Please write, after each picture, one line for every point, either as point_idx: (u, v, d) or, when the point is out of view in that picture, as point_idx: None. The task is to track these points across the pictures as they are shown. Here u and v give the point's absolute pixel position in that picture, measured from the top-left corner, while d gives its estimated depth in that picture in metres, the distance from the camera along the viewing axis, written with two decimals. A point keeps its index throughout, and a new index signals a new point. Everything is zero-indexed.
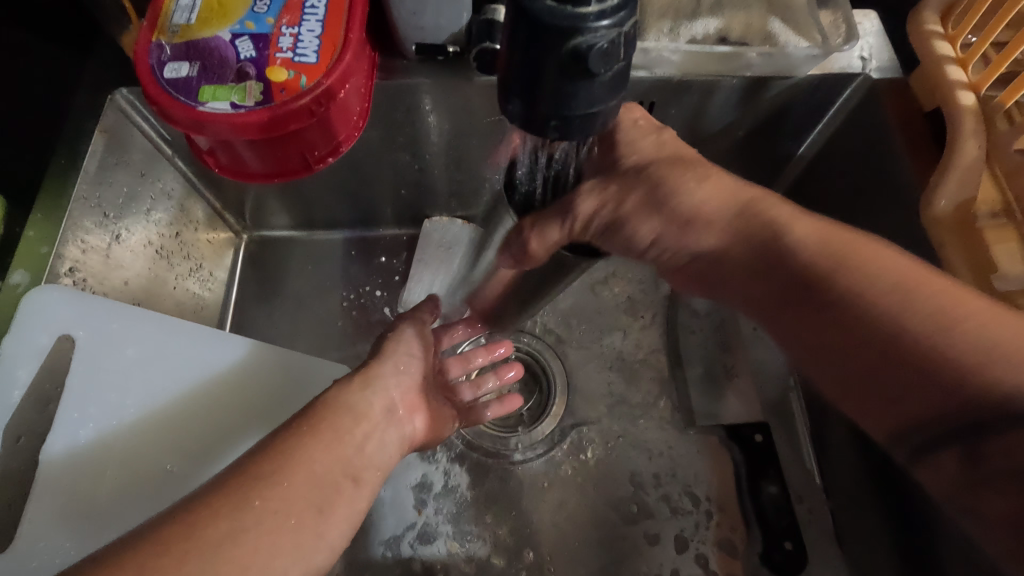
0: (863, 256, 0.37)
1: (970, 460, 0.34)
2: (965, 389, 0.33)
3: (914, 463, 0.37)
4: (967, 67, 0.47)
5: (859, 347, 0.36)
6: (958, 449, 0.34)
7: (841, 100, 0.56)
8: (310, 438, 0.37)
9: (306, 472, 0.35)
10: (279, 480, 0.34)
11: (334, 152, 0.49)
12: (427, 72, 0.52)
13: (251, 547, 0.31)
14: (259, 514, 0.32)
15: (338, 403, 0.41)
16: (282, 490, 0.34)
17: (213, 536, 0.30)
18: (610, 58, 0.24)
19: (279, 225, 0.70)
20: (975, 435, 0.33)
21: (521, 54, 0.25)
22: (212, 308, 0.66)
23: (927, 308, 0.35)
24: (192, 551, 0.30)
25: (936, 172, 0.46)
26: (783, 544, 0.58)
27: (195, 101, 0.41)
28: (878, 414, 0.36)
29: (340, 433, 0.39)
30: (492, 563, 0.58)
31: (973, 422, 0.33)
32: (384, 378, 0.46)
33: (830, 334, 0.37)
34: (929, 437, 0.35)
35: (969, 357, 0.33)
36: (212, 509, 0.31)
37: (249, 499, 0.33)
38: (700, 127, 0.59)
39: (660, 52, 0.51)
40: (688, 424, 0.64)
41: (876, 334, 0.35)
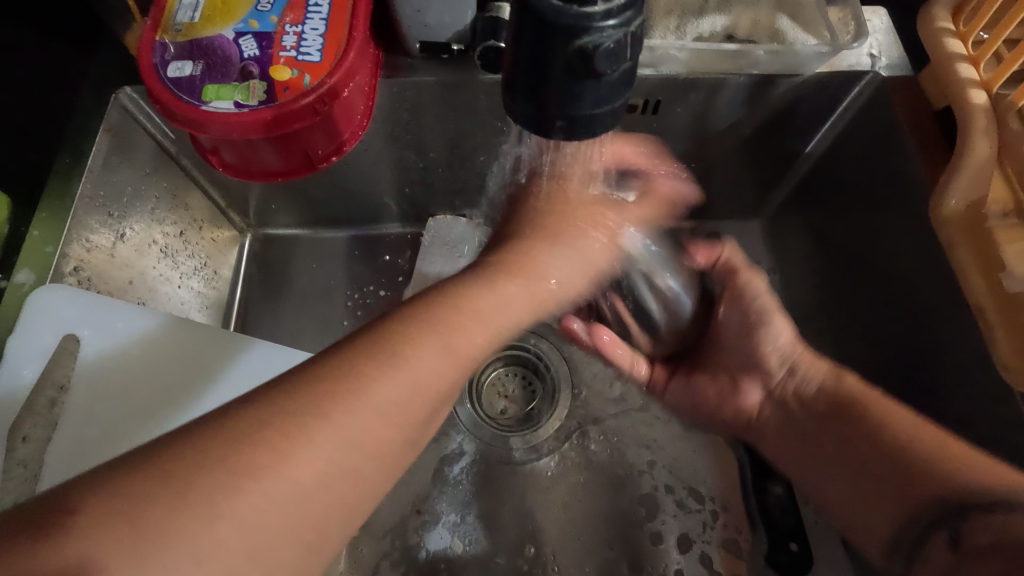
0: (876, 402, 0.49)
1: (955, 543, 0.39)
2: (928, 486, 0.41)
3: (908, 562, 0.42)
4: (979, 65, 0.46)
5: (877, 460, 0.45)
6: (946, 535, 0.39)
7: (849, 98, 0.55)
8: (410, 342, 0.32)
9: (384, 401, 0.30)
10: (372, 390, 0.30)
11: (338, 151, 0.49)
12: (432, 71, 0.52)
13: (307, 478, 0.27)
14: (337, 441, 0.28)
15: (465, 296, 0.36)
16: (374, 404, 0.29)
17: (293, 465, 0.26)
18: (617, 59, 0.24)
19: (284, 223, 0.70)
20: (961, 517, 0.39)
21: (528, 53, 0.24)
22: (216, 306, 0.66)
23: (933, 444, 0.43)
24: (252, 484, 0.25)
25: (949, 172, 0.45)
26: (788, 546, 0.57)
27: (198, 100, 0.41)
28: (876, 516, 0.45)
29: (448, 330, 0.34)
30: (497, 562, 0.58)
31: (951, 510, 0.40)
32: (498, 284, 0.38)
33: (864, 453, 0.47)
34: (912, 533, 0.42)
35: (952, 461, 0.41)
36: (294, 422, 0.27)
37: (325, 416, 0.28)
38: (707, 125, 0.59)
39: (667, 49, 0.51)
40: (692, 424, 0.64)
41: (885, 450, 0.45)
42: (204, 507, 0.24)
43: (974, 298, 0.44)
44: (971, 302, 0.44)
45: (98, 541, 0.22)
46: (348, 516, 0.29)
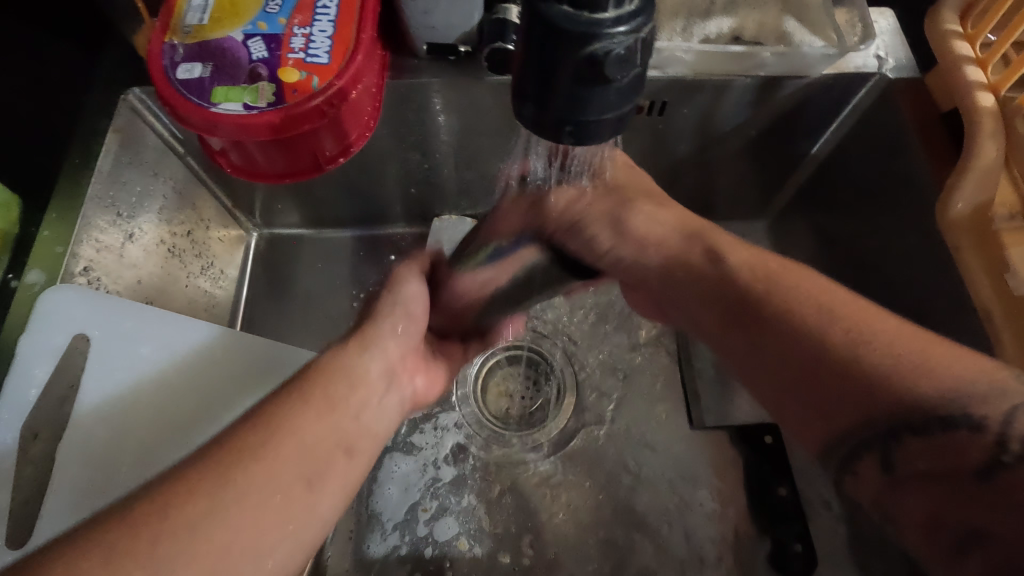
0: (794, 281, 0.39)
1: (887, 467, 0.33)
2: (875, 393, 0.33)
3: (839, 475, 0.36)
4: (986, 68, 0.46)
5: (798, 356, 0.36)
6: (876, 455, 0.33)
7: (855, 101, 0.55)
8: (300, 405, 0.36)
9: (294, 444, 0.34)
10: (264, 453, 0.33)
11: (345, 152, 0.49)
12: (439, 72, 0.52)
13: (232, 528, 0.31)
14: (239, 492, 0.32)
15: (331, 369, 0.39)
16: (267, 462, 0.33)
17: (191, 515, 0.30)
18: (626, 65, 0.24)
19: (289, 223, 0.70)
20: (891, 439, 0.32)
21: (538, 59, 0.24)
22: (224, 305, 0.66)
23: (854, 330, 0.35)
24: (167, 534, 0.29)
25: (955, 175, 0.45)
26: (792, 547, 0.58)
27: (208, 102, 0.41)
28: (803, 425, 0.36)
29: (331, 402, 0.37)
30: (501, 561, 0.58)
31: (887, 429, 0.32)
32: (357, 357, 0.41)
33: (776, 344, 0.37)
34: (844, 449, 0.34)
35: (890, 371, 0.33)
36: (185, 490, 0.31)
37: (237, 471, 0.32)
38: (712, 126, 0.59)
39: (673, 51, 0.51)
40: (696, 424, 0.64)
41: (804, 342, 0.36)
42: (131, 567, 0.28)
43: (982, 302, 0.43)
44: (977, 306, 0.44)
45: None
46: (259, 548, 0.31)
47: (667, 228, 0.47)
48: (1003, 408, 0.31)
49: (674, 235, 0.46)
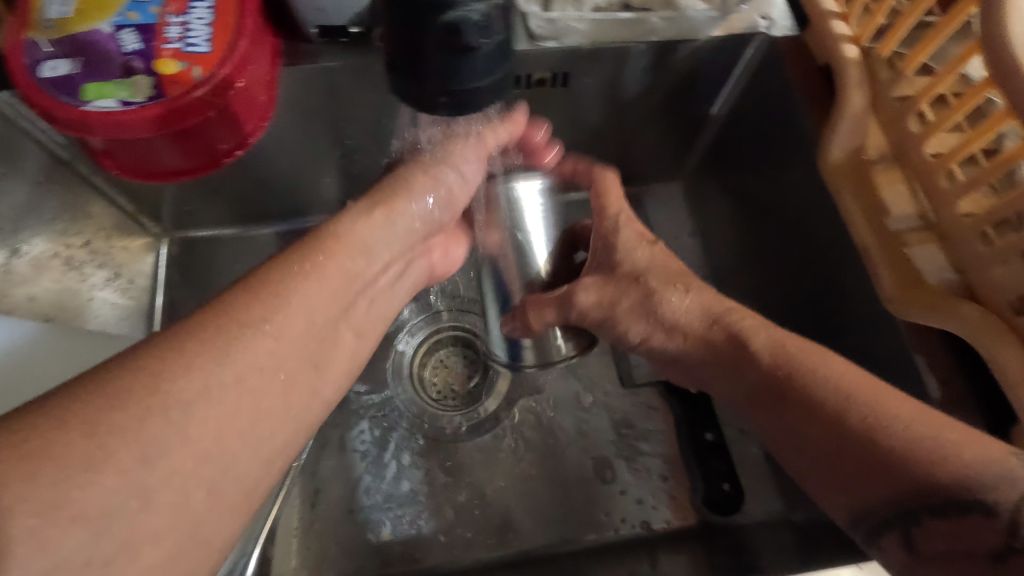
0: (819, 355, 0.40)
1: (910, 546, 0.35)
2: (907, 472, 0.34)
3: (869, 545, 0.37)
4: (850, 20, 0.49)
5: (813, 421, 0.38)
6: (899, 534, 0.35)
7: (745, 60, 0.58)
8: (310, 280, 0.38)
9: (303, 319, 0.36)
10: (270, 329, 0.34)
11: (242, 145, 0.48)
12: (334, 55, 0.51)
13: (230, 407, 0.31)
14: (253, 358, 0.33)
15: (347, 238, 0.42)
16: (275, 341, 0.34)
17: (184, 391, 0.29)
18: (488, 30, 0.24)
19: (204, 223, 0.68)
20: (913, 520, 0.34)
21: (403, 29, 0.25)
22: (137, 316, 0.63)
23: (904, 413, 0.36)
24: (155, 406, 0.28)
25: (831, 123, 0.48)
26: (722, 486, 0.61)
27: (77, 100, 0.39)
28: (833, 500, 0.38)
29: (342, 281, 0.40)
30: (451, 538, 0.60)
31: (909, 510, 0.34)
32: (377, 218, 0.45)
33: (799, 418, 0.39)
34: (873, 521, 0.36)
35: (925, 451, 0.34)
36: (184, 353, 0.31)
37: (229, 351, 0.32)
38: (617, 94, 0.60)
39: (566, 21, 0.53)
40: (628, 383, 0.67)
41: (823, 414, 0.38)
42: (118, 435, 0.27)
43: (861, 238, 0.46)
44: (858, 242, 0.46)
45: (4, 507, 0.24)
46: (257, 429, 0.33)
47: (691, 317, 0.46)
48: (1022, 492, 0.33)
49: (698, 320, 0.46)
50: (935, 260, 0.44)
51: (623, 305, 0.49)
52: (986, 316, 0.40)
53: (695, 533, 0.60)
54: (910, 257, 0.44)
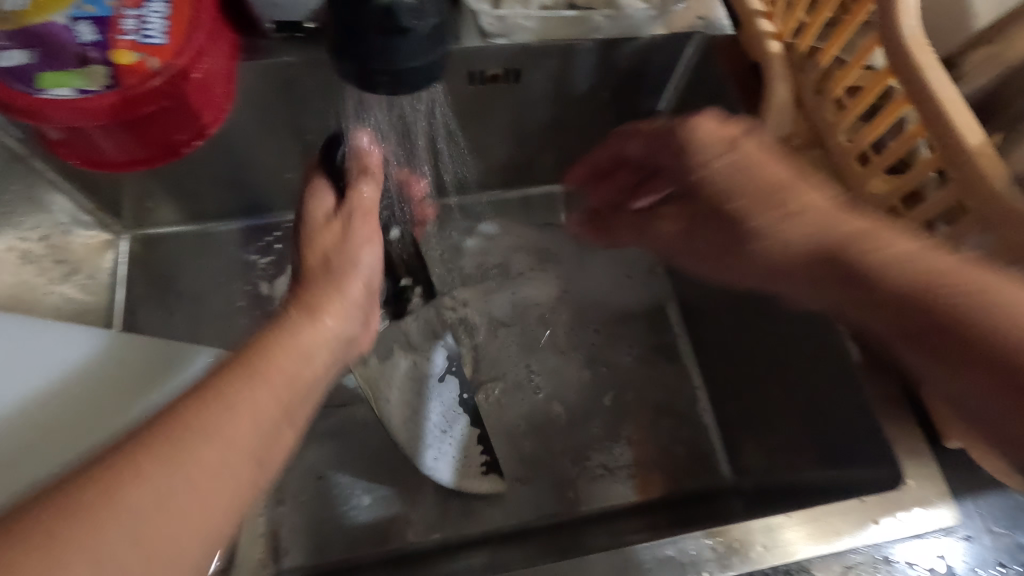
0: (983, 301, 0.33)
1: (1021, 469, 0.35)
2: None
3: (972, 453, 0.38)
4: (773, 18, 0.52)
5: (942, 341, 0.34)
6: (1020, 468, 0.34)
7: (685, 57, 0.61)
8: (239, 387, 0.34)
9: (224, 425, 0.32)
10: (193, 430, 0.31)
11: (200, 135, 0.49)
12: (291, 50, 0.52)
13: (204, 508, 0.30)
14: (195, 460, 0.30)
15: (264, 341, 0.38)
16: (209, 437, 0.31)
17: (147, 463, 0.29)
18: (419, 13, 0.27)
19: (164, 221, 0.71)
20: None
21: (342, 12, 0.27)
22: (96, 312, 0.66)
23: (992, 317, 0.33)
24: (142, 455, 0.29)
25: (760, 113, 0.51)
26: (677, 451, 0.68)
27: (35, 90, 0.40)
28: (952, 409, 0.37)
29: (274, 361, 0.37)
30: (419, 520, 0.63)
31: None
32: (300, 330, 0.40)
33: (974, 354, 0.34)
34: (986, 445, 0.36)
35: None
36: (135, 450, 0.29)
37: (189, 437, 0.31)
38: (567, 90, 0.63)
39: (516, 19, 0.54)
40: (590, 364, 0.71)
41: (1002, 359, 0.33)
42: (148, 462, 0.29)
43: None
44: None
45: (91, 519, 0.27)
46: (207, 513, 0.30)
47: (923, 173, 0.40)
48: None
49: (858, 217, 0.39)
50: None
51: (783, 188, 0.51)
52: None
53: (663, 503, 0.65)
54: None
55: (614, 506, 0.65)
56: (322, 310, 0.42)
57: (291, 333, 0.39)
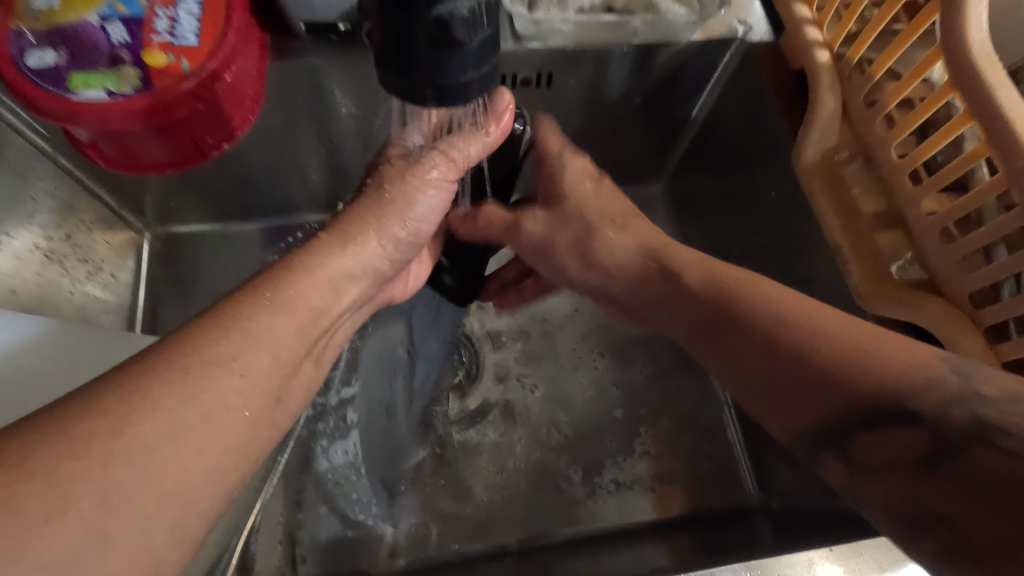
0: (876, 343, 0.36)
1: (846, 461, 0.36)
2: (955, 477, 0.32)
3: (811, 460, 0.38)
4: (823, 27, 0.50)
5: (765, 356, 0.39)
6: (838, 452, 0.36)
7: (723, 65, 0.59)
8: (268, 311, 0.34)
9: (252, 346, 0.32)
10: (222, 352, 0.30)
11: (229, 138, 0.48)
12: (322, 52, 0.51)
13: (218, 452, 0.29)
14: (220, 382, 0.30)
15: (301, 266, 0.38)
16: (234, 363, 0.31)
17: (167, 385, 0.28)
18: (474, 25, 0.26)
19: (186, 220, 0.70)
20: (848, 439, 0.35)
21: (392, 25, 0.26)
22: (118, 311, 0.66)
23: (805, 328, 0.37)
24: (168, 375, 0.28)
25: (805, 125, 0.49)
26: (701, 466, 0.66)
27: (66, 91, 0.39)
28: (776, 419, 0.39)
29: (304, 297, 0.36)
30: (436, 532, 0.61)
31: (839, 429, 0.36)
32: (332, 259, 0.39)
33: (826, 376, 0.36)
34: (811, 440, 0.37)
35: (846, 359, 0.35)
36: (166, 364, 0.29)
37: (222, 358, 0.30)
38: (600, 96, 0.61)
39: (552, 22, 0.52)
40: (614, 375, 0.69)
41: (858, 390, 0.35)
42: (171, 383, 0.28)
43: (834, 237, 0.48)
44: (831, 241, 0.48)
45: (109, 447, 0.25)
46: (221, 460, 0.29)
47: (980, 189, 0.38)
48: (943, 396, 0.34)
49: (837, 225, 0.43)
50: (902, 255, 0.46)
51: (825, 204, 0.49)
52: (951, 311, 0.42)
53: (687, 520, 0.63)
54: (880, 248, 0.46)
55: (636, 522, 0.63)
56: (353, 240, 0.41)
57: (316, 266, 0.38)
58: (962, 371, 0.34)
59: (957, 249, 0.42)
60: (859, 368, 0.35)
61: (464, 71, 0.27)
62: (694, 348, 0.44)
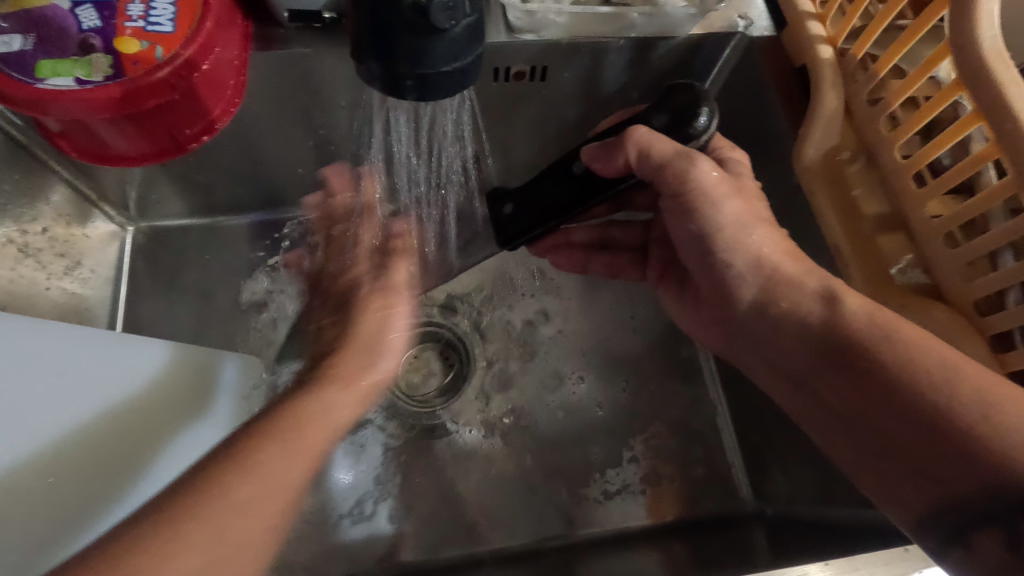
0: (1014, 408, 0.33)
1: (1010, 543, 0.33)
2: None
3: (942, 545, 0.36)
4: (825, 22, 0.49)
5: (901, 421, 0.37)
6: (998, 530, 0.34)
7: (724, 58, 0.56)
8: (272, 446, 0.37)
9: (253, 482, 0.35)
10: (227, 491, 0.34)
11: (209, 130, 0.46)
12: (307, 41, 0.49)
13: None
14: (214, 530, 0.33)
15: (306, 407, 0.40)
16: (233, 500, 0.34)
17: (179, 519, 0.32)
18: (455, 12, 0.24)
19: (170, 214, 0.68)
20: (1011, 520, 0.33)
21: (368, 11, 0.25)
22: (99, 307, 0.64)
23: (968, 395, 0.35)
24: (180, 530, 0.32)
25: (805, 123, 0.48)
26: (695, 471, 0.65)
27: (32, 79, 0.37)
28: (909, 498, 0.37)
29: (302, 437, 0.39)
30: (423, 538, 0.60)
31: (989, 513, 0.34)
32: (339, 397, 0.43)
33: (941, 441, 0.35)
34: (957, 519, 0.35)
35: (1022, 450, 0.32)
36: (183, 502, 0.33)
37: (215, 503, 0.34)
38: (596, 90, 0.59)
39: (546, 13, 0.50)
40: (609, 378, 0.68)
41: (969, 450, 0.34)
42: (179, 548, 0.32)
43: (833, 239, 0.46)
44: (829, 242, 0.47)
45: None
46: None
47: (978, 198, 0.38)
48: None
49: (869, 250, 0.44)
50: (901, 257, 0.45)
51: (824, 202, 0.47)
52: (954, 318, 0.41)
53: (678, 526, 0.62)
54: (880, 252, 0.45)
55: (626, 528, 0.62)
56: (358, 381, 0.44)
57: (318, 409, 0.41)
58: None
59: (962, 256, 0.41)
60: (1014, 455, 0.33)
61: (447, 63, 0.26)
62: (818, 378, 0.42)
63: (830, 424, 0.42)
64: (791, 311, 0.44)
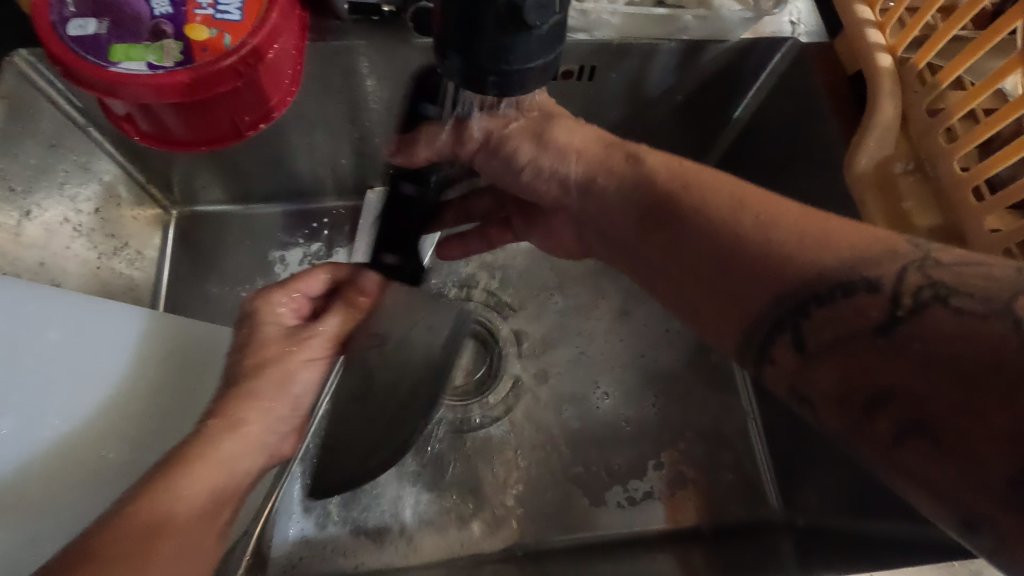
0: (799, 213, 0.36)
1: (799, 346, 0.34)
2: (909, 351, 0.29)
3: (761, 364, 0.37)
4: (885, 31, 0.49)
5: (703, 246, 0.39)
6: (789, 334, 0.34)
7: (773, 64, 0.56)
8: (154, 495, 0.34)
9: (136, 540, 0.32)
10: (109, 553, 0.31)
11: (266, 118, 0.47)
12: (362, 34, 0.50)
13: None
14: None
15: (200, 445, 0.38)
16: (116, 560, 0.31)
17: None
18: (547, 10, 0.25)
19: (212, 200, 0.70)
20: (800, 315, 0.34)
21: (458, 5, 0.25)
22: (144, 288, 0.65)
23: (754, 216, 0.37)
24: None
25: (859, 132, 0.47)
26: (723, 477, 0.65)
27: (106, 62, 0.38)
28: (722, 322, 0.38)
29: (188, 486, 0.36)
30: (447, 531, 0.60)
31: (783, 315, 0.35)
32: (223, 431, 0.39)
33: (726, 253, 0.37)
34: (761, 334, 0.36)
35: (793, 242, 0.35)
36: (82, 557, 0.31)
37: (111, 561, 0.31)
38: (640, 92, 0.59)
39: (600, 12, 0.51)
40: (637, 380, 0.68)
41: (748, 253, 0.36)
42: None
43: None
44: None
45: None
46: None
47: None
48: (896, 269, 0.32)
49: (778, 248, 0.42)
50: None
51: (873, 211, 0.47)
52: None
53: (703, 531, 0.62)
54: None
55: (649, 531, 0.62)
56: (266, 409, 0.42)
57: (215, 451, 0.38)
58: (920, 243, 0.33)
59: None
60: (790, 250, 0.35)
61: (529, 61, 0.26)
62: (631, 235, 0.44)
63: (653, 281, 0.44)
64: (606, 186, 0.45)
